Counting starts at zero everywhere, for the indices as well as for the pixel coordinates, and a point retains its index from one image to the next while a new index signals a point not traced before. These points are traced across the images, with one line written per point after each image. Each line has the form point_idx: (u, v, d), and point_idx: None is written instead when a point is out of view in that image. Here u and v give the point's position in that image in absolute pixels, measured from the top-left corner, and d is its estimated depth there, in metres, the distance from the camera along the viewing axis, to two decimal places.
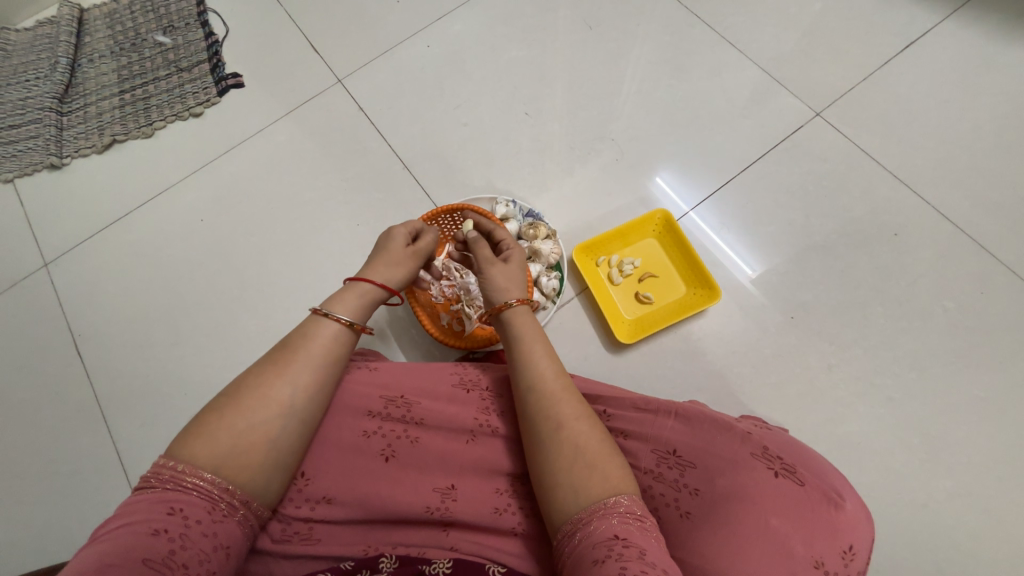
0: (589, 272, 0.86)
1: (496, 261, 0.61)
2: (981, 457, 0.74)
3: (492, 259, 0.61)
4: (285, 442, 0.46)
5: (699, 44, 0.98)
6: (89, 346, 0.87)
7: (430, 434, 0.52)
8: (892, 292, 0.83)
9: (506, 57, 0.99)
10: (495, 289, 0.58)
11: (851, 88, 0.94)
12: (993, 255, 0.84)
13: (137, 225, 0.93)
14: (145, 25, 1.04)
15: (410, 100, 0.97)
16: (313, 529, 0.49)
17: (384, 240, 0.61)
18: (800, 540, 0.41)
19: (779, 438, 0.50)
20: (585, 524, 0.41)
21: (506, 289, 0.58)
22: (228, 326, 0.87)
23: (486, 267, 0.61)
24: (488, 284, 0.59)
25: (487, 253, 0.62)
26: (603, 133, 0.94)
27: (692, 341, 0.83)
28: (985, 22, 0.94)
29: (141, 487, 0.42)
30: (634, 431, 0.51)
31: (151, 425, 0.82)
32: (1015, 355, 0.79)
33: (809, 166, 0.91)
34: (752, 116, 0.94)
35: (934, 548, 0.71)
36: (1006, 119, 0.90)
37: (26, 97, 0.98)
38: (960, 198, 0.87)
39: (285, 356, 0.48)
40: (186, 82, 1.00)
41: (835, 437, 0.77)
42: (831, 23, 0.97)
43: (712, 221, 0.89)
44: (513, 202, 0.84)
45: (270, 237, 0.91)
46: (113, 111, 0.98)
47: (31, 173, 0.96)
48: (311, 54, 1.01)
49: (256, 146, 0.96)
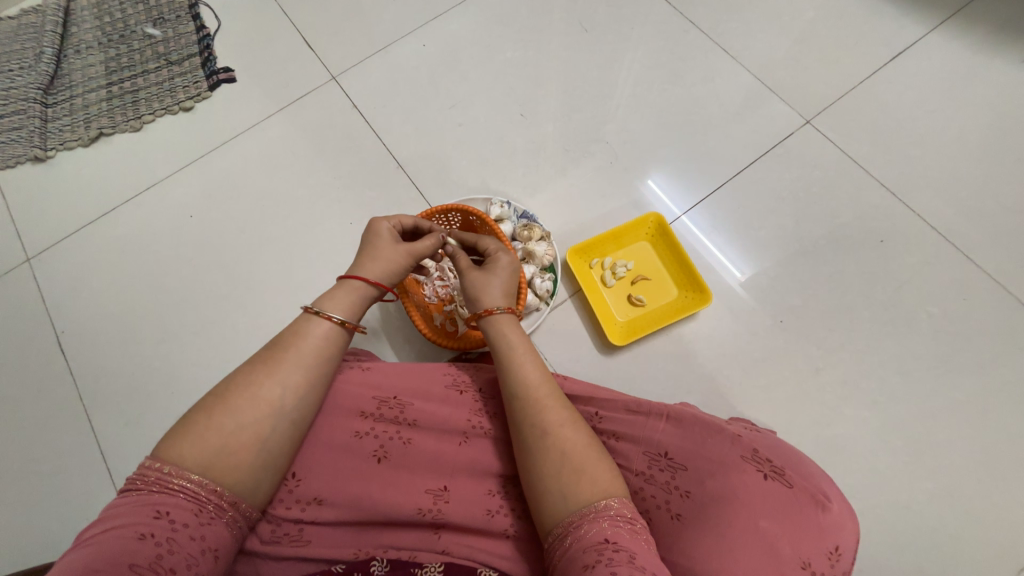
0: (582, 275, 0.86)
1: (476, 272, 0.60)
2: (962, 460, 0.76)
3: (471, 270, 0.60)
4: (274, 442, 0.45)
5: (692, 49, 0.98)
6: (72, 343, 0.85)
7: (422, 435, 0.52)
8: (878, 297, 0.85)
9: (502, 58, 0.99)
10: (477, 298, 0.58)
11: (839, 96, 0.95)
12: (973, 262, 0.85)
13: (124, 219, 0.91)
14: (135, 17, 1.02)
15: (405, 99, 0.97)
16: (303, 531, 0.48)
17: (369, 235, 0.59)
18: (787, 542, 0.41)
19: (769, 441, 0.51)
20: (577, 527, 0.41)
21: (485, 299, 0.57)
22: (217, 324, 0.86)
23: (466, 278, 0.60)
24: (470, 294, 0.59)
25: (466, 263, 0.61)
26: (597, 136, 0.95)
27: (683, 344, 0.84)
28: (970, 35, 0.96)
29: (125, 490, 0.41)
30: (625, 433, 0.52)
31: (136, 424, 0.81)
32: (997, 361, 0.81)
33: (799, 172, 0.92)
34: (743, 121, 0.95)
35: (915, 548, 0.73)
36: (989, 129, 0.92)
37: (10, 87, 0.96)
38: (943, 206, 0.89)
39: (277, 355, 0.48)
40: (176, 76, 0.98)
41: (821, 439, 0.78)
42: (821, 32, 0.99)
43: (704, 225, 0.90)
44: (507, 203, 0.84)
45: (260, 235, 0.90)
46: (100, 103, 0.96)
47: (14, 165, 0.94)
48: (303, 50, 1.00)
49: (248, 142, 0.95)
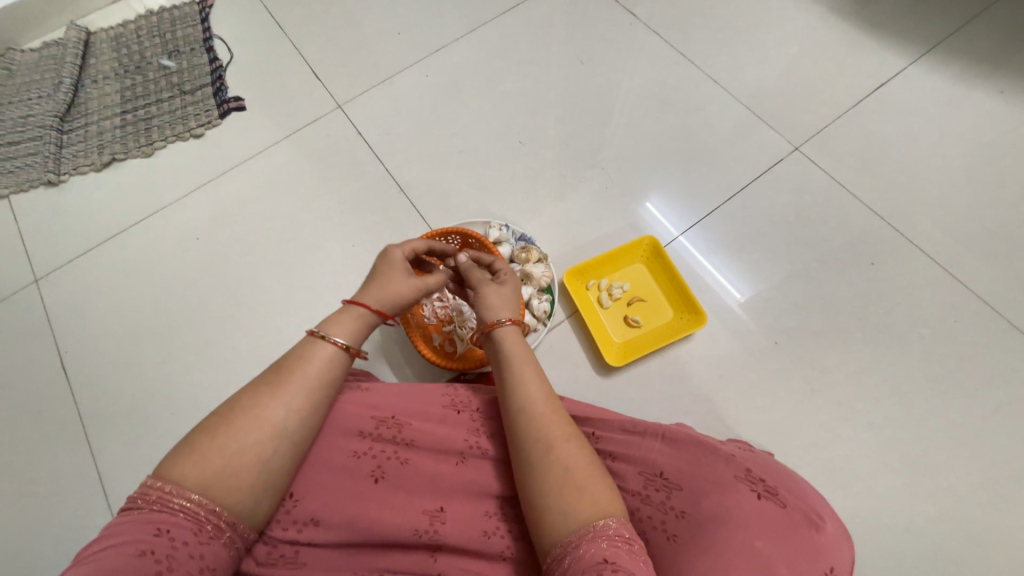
0: (579, 296, 0.88)
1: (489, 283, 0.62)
2: (960, 482, 0.76)
3: (485, 283, 0.62)
4: (275, 463, 0.46)
5: (684, 80, 1.02)
6: (75, 363, 0.86)
7: (419, 455, 0.53)
8: (870, 319, 0.86)
9: (502, 87, 1.03)
10: (488, 309, 0.59)
11: (827, 125, 0.98)
12: (963, 285, 0.87)
13: (131, 242, 0.93)
14: (151, 49, 1.06)
15: (408, 127, 1.00)
16: (300, 552, 0.49)
17: (382, 262, 0.60)
18: (783, 562, 0.41)
19: (763, 462, 0.51)
20: (574, 548, 0.42)
21: (497, 309, 0.59)
22: (219, 345, 0.87)
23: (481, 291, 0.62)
24: (483, 304, 0.60)
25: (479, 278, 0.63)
26: (593, 162, 0.98)
27: (679, 365, 0.85)
28: (951, 67, 1.00)
29: (126, 509, 0.42)
30: (622, 453, 0.53)
31: (136, 444, 0.81)
32: (990, 382, 0.81)
33: (790, 197, 0.94)
34: (735, 148, 0.98)
35: (916, 573, 0.72)
36: (972, 157, 0.95)
37: (28, 115, 1.00)
38: (931, 230, 0.91)
39: (281, 376, 0.49)
40: (188, 104, 1.02)
41: (818, 461, 0.78)
42: (808, 64, 1.03)
43: (700, 247, 0.92)
44: (505, 226, 0.86)
45: (264, 257, 0.92)
46: (114, 130, 1.00)
47: (27, 189, 0.96)
48: (311, 80, 1.04)
49: (254, 167, 0.98)
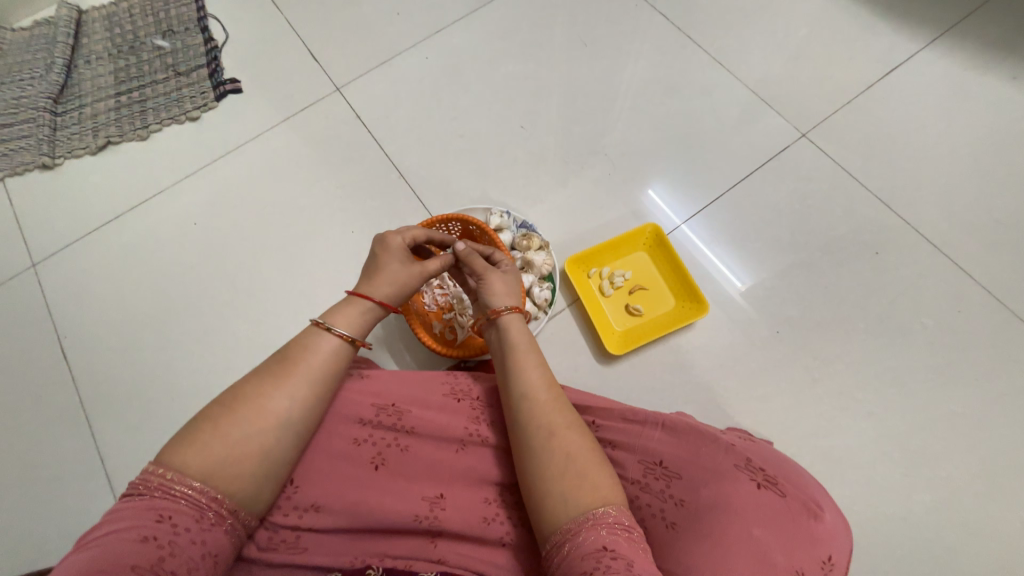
0: (580, 284, 0.87)
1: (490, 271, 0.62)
2: (957, 471, 0.77)
3: (485, 270, 0.62)
4: (278, 452, 0.46)
5: (690, 64, 1.00)
6: (75, 348, 0.86)
7: (419, 443, 0.53)
8: (873, 309, 0.86)
9: (504, 70, 1.01)
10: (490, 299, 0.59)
11: (834, 111, 0.97)
12: (967, 275, 0.86)
13: (129, 227, 0.92)
14: (145, 29, 1.04)
15: (408, 110, 0.98)
16: (300, 538, 0.49)
17: (381, 250, 0.59)
18: (781, 551, 0.41)
19: (763, 450, 0.51)
20: (574, 535, 0.42)
21: (500, 298, 0.59)
22: (219, 331, 0.87)
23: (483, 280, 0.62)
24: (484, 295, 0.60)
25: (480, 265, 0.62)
26: (596, 148, 0.96)
27: (680, 353, 0.84)
28: (962, 51, 0.98)
29: (128, 494, 0.42)
30: (622, 441, 0.53)
31: (137, 429, 0.81)
32: (991, 372, 0.81)
33: (795, 185, 0.93)
34: (741, 134, 0.96)
35: (911, 560, 0.73)
36: (981, 144, 0.93)
37: (20, 96, 0.98)
38: (936, 219, 0.90)
39: (285, 367, 0.49)
40: (184, 86, 1.00)
41: (818, 450, 0.79)
42: (816, 48, 1.01)
43: (702, 235, 0.91)
44: (506, 213, 0.85)
45: (263, 243, 0.91)
46: (108, 112, 0.98)
47: (22, 173, 0.95)
48: (308, 62, 1.02)
49: (252, 151, 0.96)
